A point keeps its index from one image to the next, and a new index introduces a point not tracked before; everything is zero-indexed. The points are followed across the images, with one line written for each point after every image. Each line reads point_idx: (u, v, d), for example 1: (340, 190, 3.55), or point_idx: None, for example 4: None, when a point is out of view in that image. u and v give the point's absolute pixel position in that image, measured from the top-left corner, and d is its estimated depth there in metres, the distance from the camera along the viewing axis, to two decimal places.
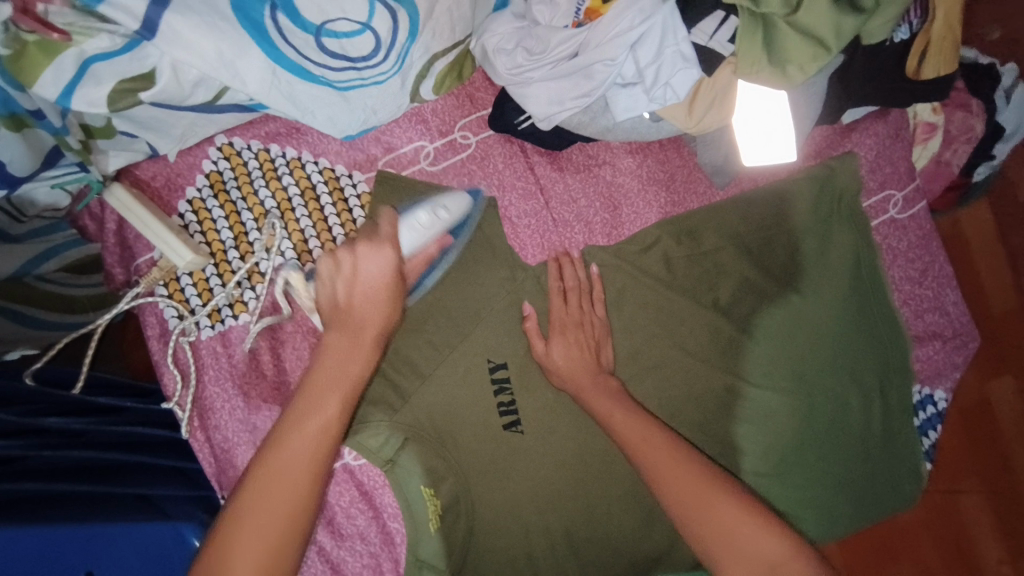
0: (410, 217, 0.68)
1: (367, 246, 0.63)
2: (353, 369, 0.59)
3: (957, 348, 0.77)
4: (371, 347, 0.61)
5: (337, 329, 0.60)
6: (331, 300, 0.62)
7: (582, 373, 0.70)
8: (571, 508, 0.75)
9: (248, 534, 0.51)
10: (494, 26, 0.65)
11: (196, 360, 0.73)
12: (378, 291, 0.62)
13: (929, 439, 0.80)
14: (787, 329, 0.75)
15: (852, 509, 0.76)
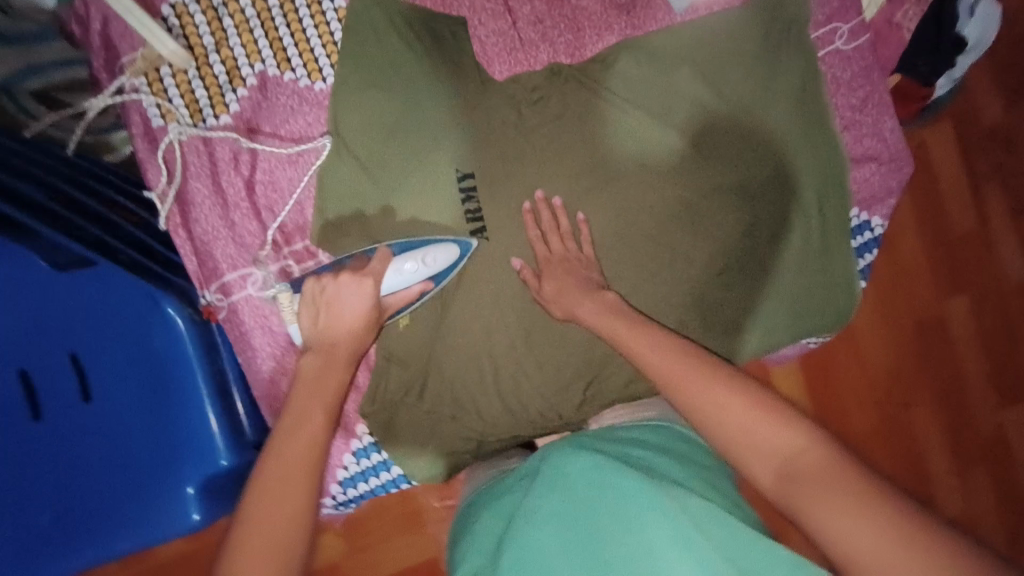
0: (394, 266, 0.74)
1: (350, 275, 0.72)
2: (326, 389, 0.66)
3: (891, 171, 0.84)
4: (346, 362, 0.69)
5: (316, 352, 0.69)
6: (314, 323, 0.71)
7: (572, 291, 0.74)
8: (533, 311, 0.81)
9: (262, 540, 0.55)
10: None
11: (181, 162, 0.77)
12: (356, 315, 0.70)
13: (865, 260, 0.87)
14: (736, 147, 0.81)
15: (791, 320, 0.84)
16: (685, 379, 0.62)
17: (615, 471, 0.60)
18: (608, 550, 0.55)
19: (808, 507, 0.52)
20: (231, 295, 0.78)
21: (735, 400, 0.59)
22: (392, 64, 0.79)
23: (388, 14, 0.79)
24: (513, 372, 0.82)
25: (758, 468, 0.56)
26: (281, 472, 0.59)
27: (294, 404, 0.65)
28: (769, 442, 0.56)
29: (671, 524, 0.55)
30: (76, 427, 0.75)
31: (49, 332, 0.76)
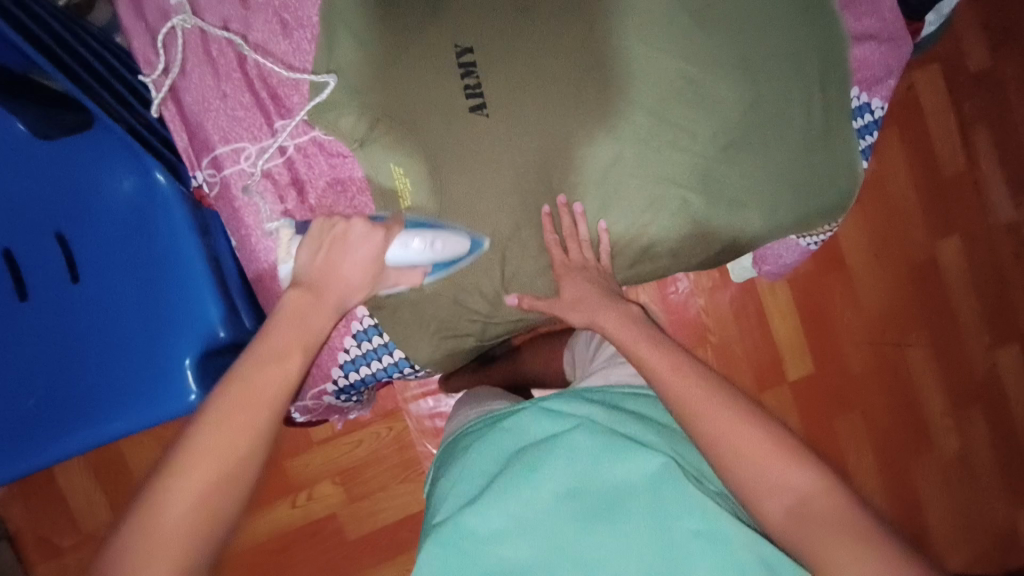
0: (404, 237, 0.74)
1: (365, 225, 0.73)
2: (310, 327, 0.67)
3: (890, 49, 0.84)
4: (337, 305, 0.71)
5: (308, 287, 0.69)
6: (310, 264, 0.71)
7: (597, 301, 0.80)
8: (536, 191, 0.79)
9: (213, 446, 0.55)
10: None
11: (174, 45, 0.75)
12: (360, 270, 0.72)
13: (865, 141, 0.86)
14: (737, 23, 0.80)
15: (794, 201, 0.83)
16: (704, 410, 0.67)
17: (626, 450, 0.66)
18: (613, 524, 0.61)
19: (754, 487, 0.63)
20: (224, 169, 0.76)
21: (758, 444, 0.64)
22: None
23: None
24: (516, 252, 0.81)
25: (772, 507, 0.62)
26: (248, 394, 0.59)
27: (273, 335, 0.64)
28: (779, 481, 0.62)
29: (690, 526, 0.61)
30: (64, 308, 0.73)
31: (34, 210, 0.72)
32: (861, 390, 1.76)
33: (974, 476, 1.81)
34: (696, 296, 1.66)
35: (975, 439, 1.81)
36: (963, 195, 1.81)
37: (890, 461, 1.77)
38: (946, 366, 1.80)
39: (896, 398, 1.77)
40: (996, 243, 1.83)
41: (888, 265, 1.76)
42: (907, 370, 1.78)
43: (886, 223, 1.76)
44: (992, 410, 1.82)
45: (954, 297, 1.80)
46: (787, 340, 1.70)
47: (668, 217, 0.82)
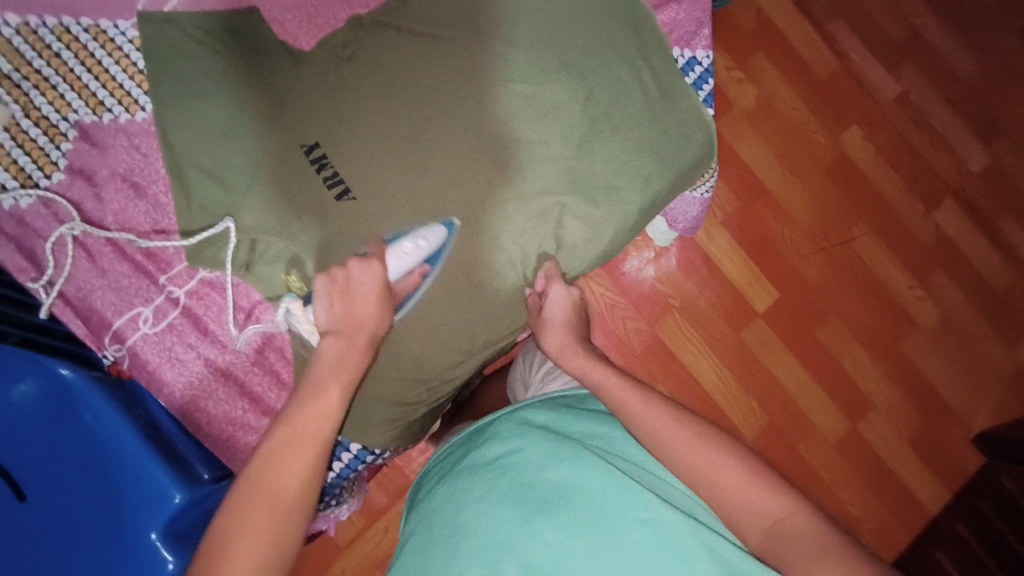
0: (394, 247, 0.79)
1: (356, 261, 0.77)
2: (349, 365, 0.71)
3: (693, 4, 0.90)
4: (368, 342, 0.74)
5: (336, 334, 0.73)
6: (335, 313, 0.75)
7: (565, 339, 0.81)
8: (426, 247, 0.81)
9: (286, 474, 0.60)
10: None
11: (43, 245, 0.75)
12: (373, 296, 0.76)
13: (705, 92, 0.91)
14: (549, 31, 0.85)
15: (662, 166, 0.87)
16: (698, 465, 0.65)
17: (571, 452, 0.72)
18: (556, 521, 0.66)
19: (730, 508, 0.63)
20: (127, 339, 0.77)
21: (743, 480, 0.63)
22: (201, 71, 0.80)
23: (183, 30, 0.80)
24: (427, 306, 0.81)
25: (749, 530, 0.62)
26: (307, 423, 0.64)
27: (313, 379, 0.68)
28: (758, 508, 0.61)
29: (637, 516, 0.65)
30: (12, 532, 0.70)
31: None
32: (827, 296, 1.79)
33: (964, 332, 1.85)
34: (647, 268, 1.69)
35: (949, 300, 1.86)
36: (843, 86, 1.89)
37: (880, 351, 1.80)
38: (895, 246, 1.85)
39: (862, 290, 1.82)
40: (893, 117, 1.92)
41: (805, 172, 1.83)
42: (863, 263, 1.83)
43: (787, 138, 1.83)
44: (954, 267, 1.88)
45: (876, 182, 1.87)
46: (743, 276, 1.75)
47: (555, 225, 0.85)
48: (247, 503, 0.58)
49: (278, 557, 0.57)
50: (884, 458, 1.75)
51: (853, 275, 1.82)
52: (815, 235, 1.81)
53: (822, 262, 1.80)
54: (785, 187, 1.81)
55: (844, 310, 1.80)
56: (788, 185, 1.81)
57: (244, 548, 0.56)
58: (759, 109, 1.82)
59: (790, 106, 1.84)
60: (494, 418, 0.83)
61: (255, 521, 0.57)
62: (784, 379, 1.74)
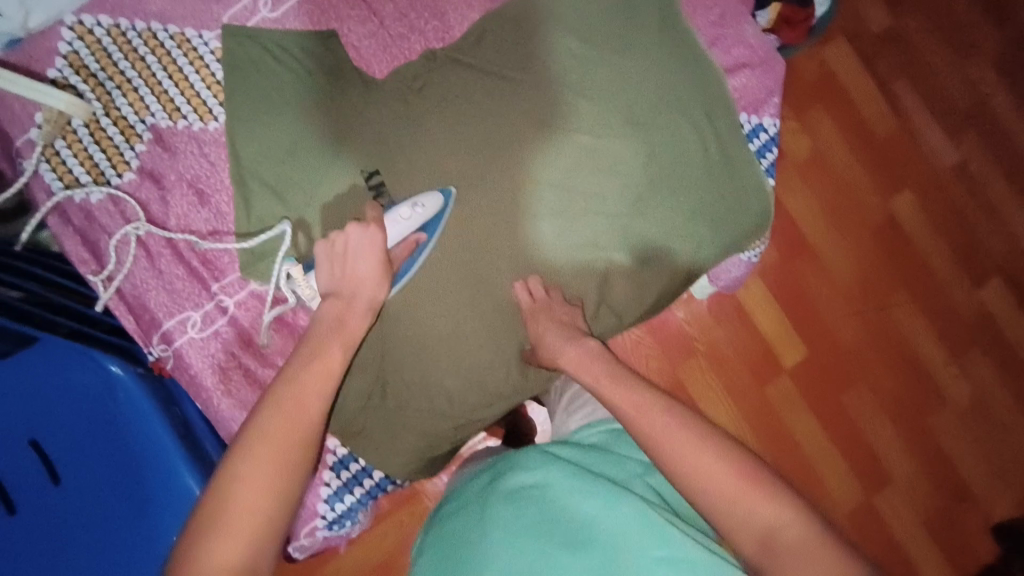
0: (391, 213, 0.77)
1: (357, 226, 0.74)
2: (350, 330, 0.70)
3: (765, 71, 0.88)
4: (368, 308, 0.72)
5: (333, 299, 0.72)
6: (330, 275, 0.73)
7: (560, 333, 0.79)
8: (470, 284, 0.83)
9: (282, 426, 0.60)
10: None
11: (108, 241, 0.78)
12: (370, 259, 0.73)
13: (767, 160, 0.90)
14: (618, 85, 0.85)
15: (714, 231, 0.87)
16: (690, 465, 0.64)
17: (595, 482, 0.71)
18: (575, 559, 0.65)
19: (725, 515, 0.61)
20: (174, 341, 0.79)
21: (737, 484, 0.62)
22: (276, 89, 0.82)
23: (262, 45, 0.82)
24: (467, 348, 0.82)
25: (742, 537, 0.61)
26: (313, 380, 0.64)
27: (312, 339, 0.68)
28: (751, 517, 0.60)
29: (657, 555, 0.64)
30: (45, 516, 0.73)
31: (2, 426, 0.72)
32: (856, 360, 1.76)
33: (994, 415, 1.80)
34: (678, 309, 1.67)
35: (982, 377, 1.81)
36: (901, 150, 1.85)
37: (903, 420, 1.76)
38: (934, 319, 1.81)
39: (893, 359, 1.77)
40: (948, 186, 1.87)
41: (849, 232, 1.79)
42: (897, 330, 1.79)
43: (835, 194, 1.79)
44: (991, 346, 1.82)
45: (921, 250, 1.82)
46: (774, 329, 1.72)
47: (601, 278, 0.85)
48: (247, 453, 0.58)
49: (287, 505, 0.57)
50: (896, 534, 1.70)
51: (884, 341, 1.78)
52: (852, 295, 1.77)
53: (853, 324, 1.77)
54: (826, 245, 1.77)
55: (870, 375, 1.76)
56: (828, 243, 1.78)
57: (250, 494, 0.56)
58: (809, 164, 1.79)
59: (844, 164, 1.80)
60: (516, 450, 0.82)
61: (259, 474, 0.57)
62: (801, 439, 1.70)
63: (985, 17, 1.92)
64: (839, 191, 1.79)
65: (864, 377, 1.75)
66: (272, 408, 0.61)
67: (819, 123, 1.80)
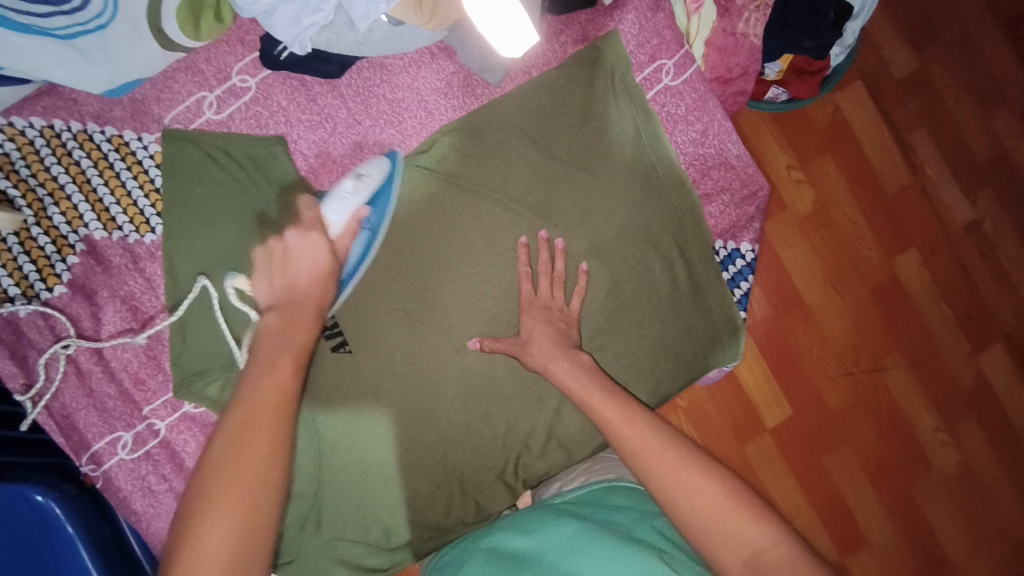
0: (334, 191, 0.71)
1: (295, 231, 0.67)
2: (294, 342, 0.59)
3: (745, 197, 0.82)
4: (315, 316, 0.62)
5: (276, 311, 0.62)
6: (269, 291, 0.65)
7: (549, 346, 0.72)
8: (413, 413, 0.78)
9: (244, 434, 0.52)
10: None
11: (39, 356, 0.75)
12: (317, 270, 0.65)
13: (740, 292, 0.85)
14: (586, 207, 0.79)
15: (676, 367, 0.82)
16: (677, 484, 0.59)
17: (606, 540, 0.59)
18: None
19: (713, 539, 0.56)
20: (104, 463, 0.77)
21: (720, 503, 0.57)
22: (218, 200, 0.77)
23: (204, 151, 0.77)
24: (405, 479, 0.79)
25: (725, 558, 0.55)
26: (274, 383, 0.55)
27: (263, 351, 0.58)
28: (734, 537, 0.55)
29: None
30: None
31: None
32: (844, 427, 1.43)
33: (998, 509, 1.50)
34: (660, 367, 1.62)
35: (976, 465, 1.49)
36: (912, 207, 1.48)
37: (891, 496, 1.44)
38: (934, 395, 1.48)
39: (884, 431, 1.45)
40: (964, 251, 1.54)
41: (844, 279, 1.44)
42: (896, 398, 1.46)
43: (835, 228, 1.43)
44: (993, 433, 1.51)
45: (909, 309, 1.48)
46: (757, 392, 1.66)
47: (553, 412, 0.81)
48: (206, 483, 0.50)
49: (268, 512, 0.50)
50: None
51: (876, 407, 1.45)
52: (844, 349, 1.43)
53: (842, 387, 1.43)
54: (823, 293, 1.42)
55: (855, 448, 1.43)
56: (822, 287, 1.43)
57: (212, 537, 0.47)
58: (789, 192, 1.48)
59: (853, 196, 1.45)
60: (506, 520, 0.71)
61: (236, 474, 0.50)
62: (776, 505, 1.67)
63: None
64: (838, 226, 1.43)
65: (852, 449, 1.42)
66: (231, 427, 0.52)
67: (831, 148, 1.44)
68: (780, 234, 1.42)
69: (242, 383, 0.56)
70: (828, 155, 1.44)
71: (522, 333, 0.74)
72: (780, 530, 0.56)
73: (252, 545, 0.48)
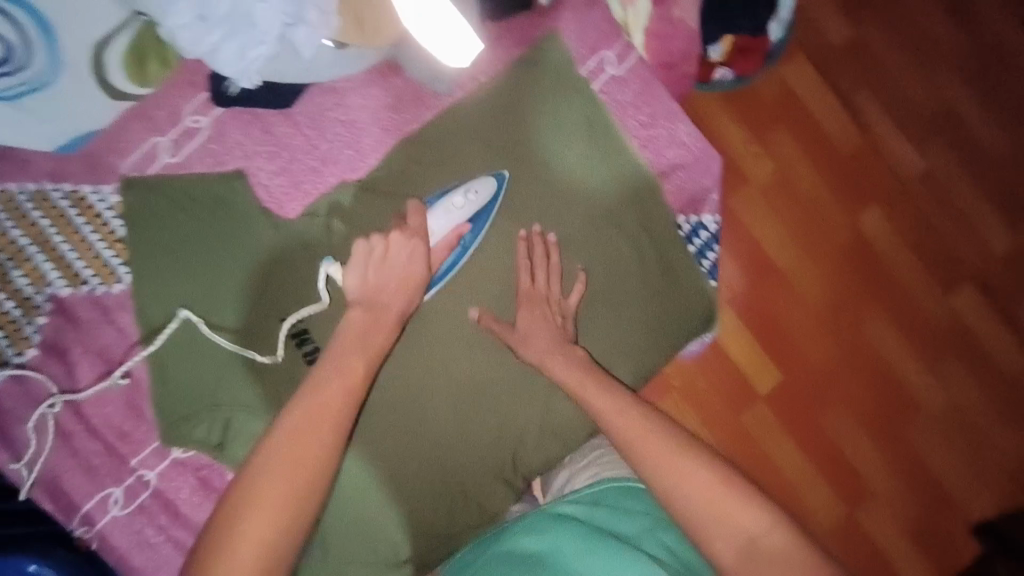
0: (444, 201, 0.74)
1: (398, 234, 0.70)
2: (375, 342, 0.65)
3: (700, 172, 0.85)
4: (394, 324, 0.68)
5: (361, 308, 0.67)
6: (360, 282, 0.69)
7: (550, 343, 0.75)
8: (405, 426, 0.79)
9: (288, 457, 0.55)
10: (174, 11, 0.66)
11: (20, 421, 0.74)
12: (404, 281, 0.69)
13: (709, 263, 0.87)
14: (549, 201, 0.81)
15: (657, 344, 0.84)
16: (666, 467, 0.63)
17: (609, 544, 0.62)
18: None
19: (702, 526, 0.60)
20: (97, 523, 0.76)
21: (711, 488, 0.61)
22: (185, 242, 0.78)
23: (165, 196, 0.77)
24: (406, 493, 0.79)
25: (722, 549, 0.58)
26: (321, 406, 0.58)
27: (333, 356, 0.63)
28: (732, 525, 0.59)
29: None
30: None
31: None
32: (834, 391, 1.34)
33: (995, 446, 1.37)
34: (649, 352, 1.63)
35: (966, 406, 1.37)
36: (868, 157, 1.40)
37: (898, 456, 1.34)
38: (912, 340, 1.38)
39: (872, 382, 1.35)
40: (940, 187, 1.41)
41: (809, 237, 1.36)
42: (884, 354, 1.36)
43: (791, 188, 1.35)
44: (976, 369, 1.38)
45: (884, 259, 1.39)
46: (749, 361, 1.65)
47: (544, 406, 0.82)
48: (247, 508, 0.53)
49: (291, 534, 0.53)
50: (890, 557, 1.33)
51: (866, 364, 1.36)
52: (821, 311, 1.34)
53: (826, 349, 1.34)
54: (788, 254, 1.35)
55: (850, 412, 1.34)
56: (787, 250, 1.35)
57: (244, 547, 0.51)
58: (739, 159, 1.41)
59: (807, 151, 1.37)
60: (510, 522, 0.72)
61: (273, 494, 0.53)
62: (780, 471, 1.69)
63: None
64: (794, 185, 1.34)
65: (845, 413, 1.34)
66: (285, 445, 0.55)
67: (775, 107, 1.36)
68: (744, 205, 1.33)
69: (309, 380, 0.61)
70: (772, 114, 1.36)
71: (520, 328, 0.76)
72: (772, 517, 0.59)
73: (285, 534, 0.53)
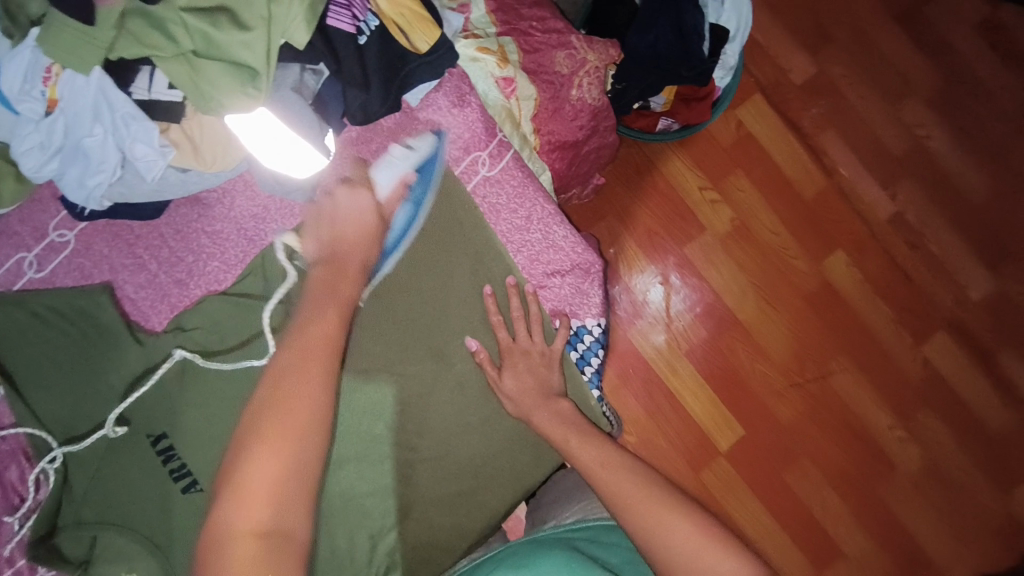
0: (385, 158, 0.77)
1: (344, 188, 0.71)
2: (340, 294, 0.62)
3: (580, 277, 0.84)
4: (357, 274, 0.66)
5: (324, 266, 0.65)
6: (319, 246, 0.68)
7: (532, 396, 0.77)
8: None
9: (295, 392, 0.53)
10: (14, 144, 0.67)
11: None
12: (360, 227, 0.69)
13: (590, 370, 0.86)
14: (414, 312, 0.80)
15: (536, 455, 0.82)
16: (641, 504, 0.61)
17: None
18: None
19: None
20: None
21: (696, 540, 0.58)
22: (49, 357, 0.75)
23: (30, 312, 0.76)
24: None
25: None
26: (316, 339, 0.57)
27: (312, 302, 0.61)
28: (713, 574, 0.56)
29: None
30: None
31: None
32: (807, 455, 1.21)
33: (975, 505, 1.22)
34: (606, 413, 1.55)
35: (948, 470, 1.22)
36: (832, 208, 1.27)
37: (882, 535, 1.20)
38: (885, 394, 1.23)
39: (840, 438, 1.22)
40: (918, 240, 1.27)
41: (771, 296, 1.24)
42: (863, 420, 1.22)
43: (749, 246, 1.24)
44: (957, 426, 1.23)
45: (862, 317, 1.25)
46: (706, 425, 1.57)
47: (421, 519, 0.79)
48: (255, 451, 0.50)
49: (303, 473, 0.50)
50: None
51: (842, 426, 1.22)
52: (788, 374, 1.22)
53: (798, 408, 1.22)
54: (753, 309, 1.23)
55: (823, 488, 1.20)
56: (748, 306, 1.23)
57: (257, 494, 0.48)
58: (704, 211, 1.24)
59: (767, 207, 1.25)
60: (489, 559, 0.67)
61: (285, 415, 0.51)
62: None
63: (969, 28, 1.33)
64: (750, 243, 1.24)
65: (825, 484, 1.20)
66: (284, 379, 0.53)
67: (727, 165, 1.26)
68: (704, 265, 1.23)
69: (294, 319, 0.60)
70: (728, 170, 1.26)
71: (504, 380, 0.78)
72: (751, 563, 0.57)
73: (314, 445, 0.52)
